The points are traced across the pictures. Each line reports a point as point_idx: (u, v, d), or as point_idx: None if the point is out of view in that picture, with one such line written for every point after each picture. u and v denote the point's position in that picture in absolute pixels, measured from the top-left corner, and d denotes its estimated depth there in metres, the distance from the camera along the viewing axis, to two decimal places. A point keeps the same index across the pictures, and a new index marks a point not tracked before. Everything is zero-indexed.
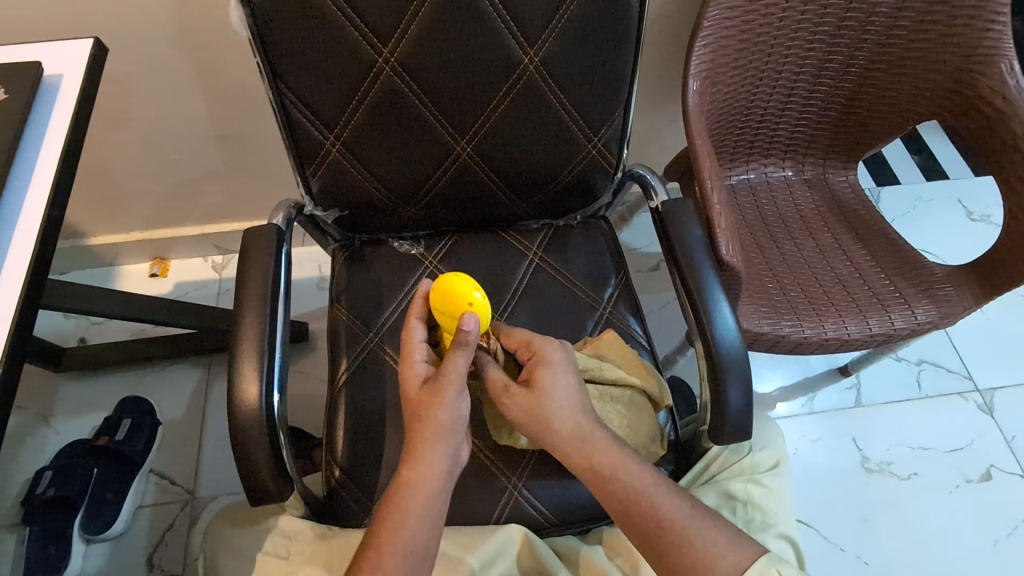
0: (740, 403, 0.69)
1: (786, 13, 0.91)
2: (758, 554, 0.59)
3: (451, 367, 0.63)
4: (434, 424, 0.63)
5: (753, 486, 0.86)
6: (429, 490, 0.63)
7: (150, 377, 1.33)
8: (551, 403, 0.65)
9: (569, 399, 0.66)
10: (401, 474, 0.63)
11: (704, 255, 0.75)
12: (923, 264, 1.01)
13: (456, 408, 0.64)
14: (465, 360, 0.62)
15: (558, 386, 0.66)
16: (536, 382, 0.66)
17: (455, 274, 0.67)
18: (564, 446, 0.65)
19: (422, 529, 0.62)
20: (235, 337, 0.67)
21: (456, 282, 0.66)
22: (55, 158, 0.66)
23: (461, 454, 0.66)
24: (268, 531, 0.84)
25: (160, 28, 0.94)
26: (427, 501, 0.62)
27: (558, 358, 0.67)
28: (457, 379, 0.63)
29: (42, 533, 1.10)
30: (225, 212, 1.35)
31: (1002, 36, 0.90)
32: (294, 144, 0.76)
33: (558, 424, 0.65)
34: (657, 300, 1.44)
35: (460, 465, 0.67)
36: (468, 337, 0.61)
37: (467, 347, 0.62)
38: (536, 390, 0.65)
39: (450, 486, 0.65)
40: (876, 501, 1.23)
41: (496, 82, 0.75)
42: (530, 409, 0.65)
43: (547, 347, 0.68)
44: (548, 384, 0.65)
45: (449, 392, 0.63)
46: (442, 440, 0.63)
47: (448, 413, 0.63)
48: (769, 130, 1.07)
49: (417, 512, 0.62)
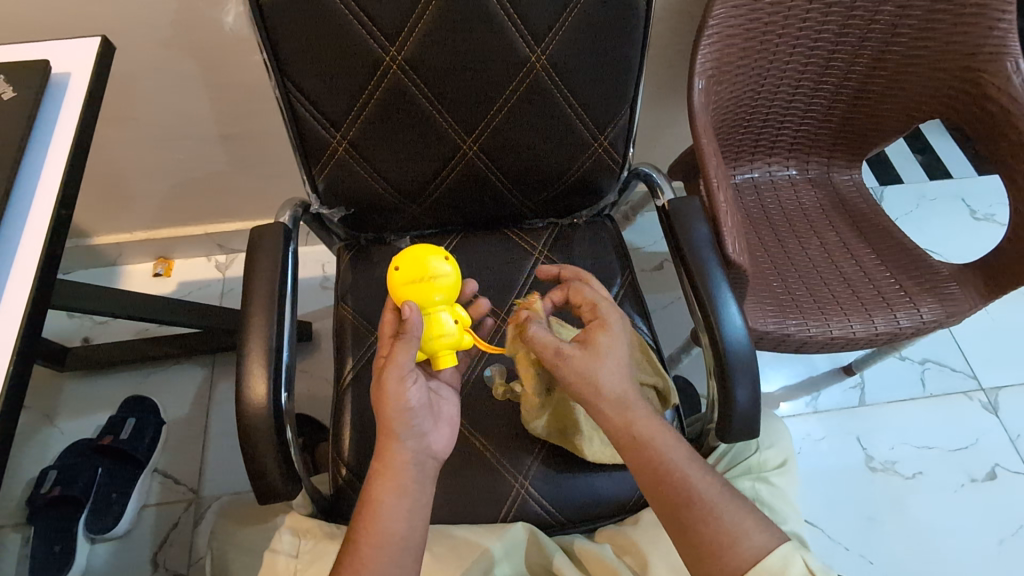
0: (748, 401, 0.69)
1: (791, 12, 0.91)
2: (773, 549, 0.58)
3: (393, 359, 0.61)
4: (388, 417, 0.63)
5: (761, 483, 0.85)
6: (401, 479, 0.63)
7: (154, 376, 1.33)
8: (619, 348, 0.66)
9: (619, 359, 0.65)
10: (374, 464, 0.63)
11: (711, 254, 0.75)
12: (928, 262, 1.01)
13: (401, 394, 0.62)
14: (408, 352, 0.61)
15: (613, 350, 0.66)
16: (593, 342, 0.65)
17: (416, 249, 0.65)
18: (609, 412, 0.64)
19: (403, 515, 0.62)
20: (242, 334, 0.67)
21: (416, 256, 0.65)
22: (64, 157, 0.66)
23: (435, 444, 0.66)
24: (275, 530, 0.84)
25: (166, 28, 0.94)
26: (397, 490, 0.62)
27: (619, 325, 0.68)
28: (397, 368, 0.61)
29: (48, 531, 1.11)
30: (230, 211, 1.35)
31: (1008, 33, 0.89)
32: (302, 143, 0.76)
33: (600, 392, 0.64)
34: (661, 300, 1.44)
35: (436, 455, 0.66)
36: (407, 326, 0.61)
37: (408, 339, 0.61)
38: (593, 349, 0.65)
39: (427, 477, 0.65)
40: (882, 501, 1.23)
41: (504, 79, 0.75)
42: (582, 368, 0.64)
43: (609, 310, 0.69)
44: (604, 344, 0.65)
45: (390, 380, 0.62)
46: (401, 430, 0.63)
47: (398, 400, 0.62)
48: (774, 129, 1.07)
49: (390, 500, 0.62)
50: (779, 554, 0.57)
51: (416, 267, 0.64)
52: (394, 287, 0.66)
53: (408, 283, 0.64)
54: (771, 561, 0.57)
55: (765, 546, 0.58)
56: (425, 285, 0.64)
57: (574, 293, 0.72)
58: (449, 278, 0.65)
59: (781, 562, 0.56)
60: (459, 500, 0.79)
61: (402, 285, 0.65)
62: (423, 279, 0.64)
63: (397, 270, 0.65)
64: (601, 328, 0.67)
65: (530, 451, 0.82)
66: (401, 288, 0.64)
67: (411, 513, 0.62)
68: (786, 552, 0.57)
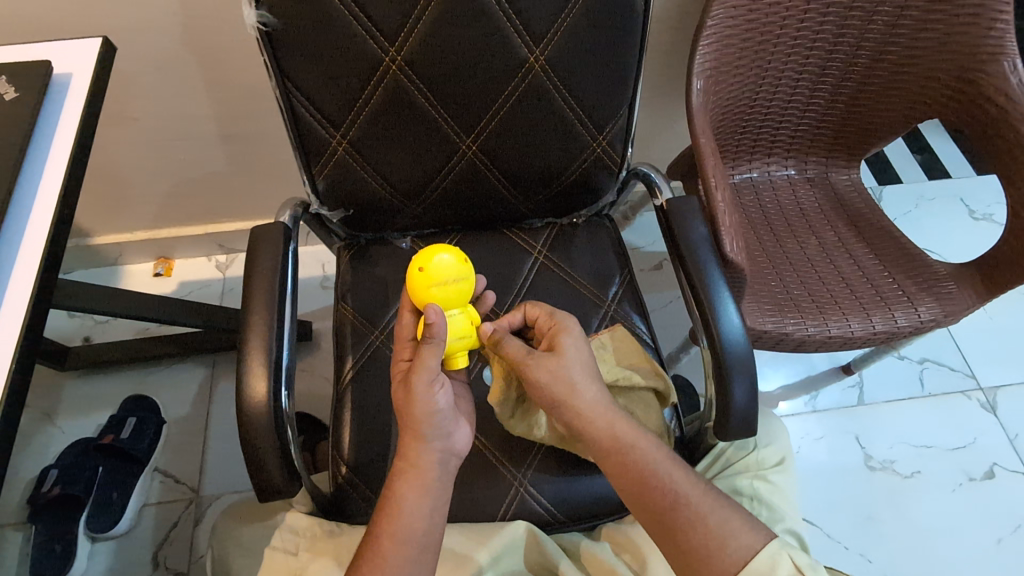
0: (746, 400, 0.69)
1: (789, 12, 0.91)
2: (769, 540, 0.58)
3: (421, 362, 0.61)
4: (415, 420, 0.63)
5: (758, 481, 0.85)
6: (426, 478, 0.63)
7: (155, 375, 1.34)
8: (584, 353, 0.69)
9: (587, 360, 0.69)
10: (398, 462, 0.64)
11: (709, 253, 0.75)
12: (926, 262, 1.02)
13: (429, 400, 0.62)
14: (434, 357, 0.61)
15: (579, 351, 0.68)
16: (558, 346, 0.68)
17: (430, 250, 0.66)
18: (586, 413, 0.67)
19: (427, 513, 0.63)
20: (243, 333, 0.67)
21: (431, 258, 0.65)
22: (65, 157, 0.66)
23: (458, 443, 0.67)
24: (275, 528, 0.84)
25: (167, 29, 0.94)
26: (421, 490, 0.63)
27: (576, 327, 0.70)
28: (425, 373, 0.62)
29: (49, 529, 1.11)
30: (231, 211, 1.35)
31: (1005, 34, 0.90)
32: (301, 143, 0.76)
33: (574, 393, 0.67)
34: (660, 299, 1.44)
35: (458, 454, 0.67)
36: (432, 330, 0.61)
37: (434, 343, 0.61)
38: (560, 353, 0.68)
39: (449, 475, 0.66)
40: (880, 500, 1.23)
41: (503, 80, 0.75)
42: (554, 370, 0.67)
43: (565, 318, 0.71)
44: (568, 348, 0.68)
45: (419, 385, 0.62)
46: (428, 431, 0.64)
47: (427, 405, 0.63)
48: (772, 129, 1.08)
49: (412, 499, 0.62)
50: (767, 553, 0.57)
51: (430, 270, 0.65)
52: (410, 288, 0.66)
53: (427, 285, 0.65)
54: (760, 561, 0.57)
55: (752, 546, 0.58)
56: (439, 289, 0.65)
57: (527, 309, 0.73)
58: (461, 281, 0.66)
59: (768, 562, 0.57)
60: (459, 498, 0.80)
61: (421, 287, 0.65)
62: (441, 283, 0.65)
63: (418, 270, 0.65)
64: (563, 335, 0.69)
65: (529, 449, 0.82)
66: (418, 290, 0.65)
67: (433, 511, 0.63)
68: (774, 551, 0.57)
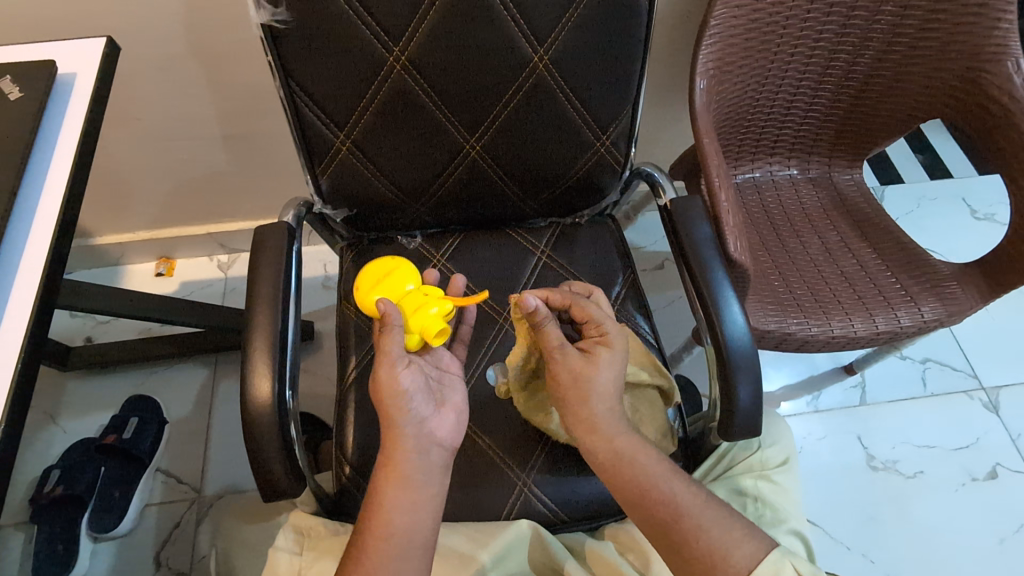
0: (750, 400, 0.69)
1: (792, 12, 0.91)
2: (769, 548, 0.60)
3: (381, 347, 0.62)
4: (383, 404, 0.63)
5: (762, 481, 0.85)
6: (405, 470, 0.63)
7: (157, 375, 1.34)
8: (619, 366, 0.68)
9: (616, 377, 0.68)
10: (379, 455, 0.64)
11: (713, 253, 0.75)
12: (929, 262, 1.01)
13: (393, 381, 0.63)
14: (394, 341, 0.62)
15: (615, 366, 0.68)
16: (595, 356, 0.67)
17: (379, 261, 0.73)
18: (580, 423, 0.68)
19: (408, 509, 0.62)
20: (247, 333, 0.67)
21: (377, 266, 0.73)
22: (70, 157, 0.66)
23: (438, 430, 0.66)
24: (279, 527, 0.85)
25: (171, 29, 0.94)
26: (401, 483, 0.63)
27: (621, 344, 0.68)
28: (388, 355, 0.62)
29: (51, 529, 1.11)
30: (233, 211, 1.35)
31: (1009, 34, 0.90)
32: (305, 143, 0.76)
33: (589, 402, 0.67)
34: (663, 299, 1.44)
35: (441, 442, 0.66)
36: (387, 319, 0.62)
37: (391, 328, 0.62)
38: (592, 363, 0.67)
39: (435, 465, 0.65)
40: (883, 500, 1.23)
41: (507, 80, 0.75)
42: (578, 377, 0.67)
43: (614, 330, 0.69)
44: (604, 360, 0.67)
45: (383, 370, 0.62)
46: (400, 418, 0.63)
47: (394, 387, 0.63)
48: (774, 128, 1.08)
49: (393, 493, 0.62)
50: (769, 561, 0.59)
51: (375, 277, 0.71)
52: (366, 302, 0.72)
53: (376, 289, 0.70)
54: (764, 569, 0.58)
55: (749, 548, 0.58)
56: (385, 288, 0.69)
57: (581, 305, 0.70)
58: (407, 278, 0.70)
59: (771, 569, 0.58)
60: (462, 498, 0.80)
61: (372, 293, 0.70)
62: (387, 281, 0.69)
63: (367, 283, 0.72)
64: (606, 347, 0.68)
65: (532, 449, 0.82)
66: (369, 294, 0.70)
67: (415, 504, 0.63)
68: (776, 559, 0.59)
